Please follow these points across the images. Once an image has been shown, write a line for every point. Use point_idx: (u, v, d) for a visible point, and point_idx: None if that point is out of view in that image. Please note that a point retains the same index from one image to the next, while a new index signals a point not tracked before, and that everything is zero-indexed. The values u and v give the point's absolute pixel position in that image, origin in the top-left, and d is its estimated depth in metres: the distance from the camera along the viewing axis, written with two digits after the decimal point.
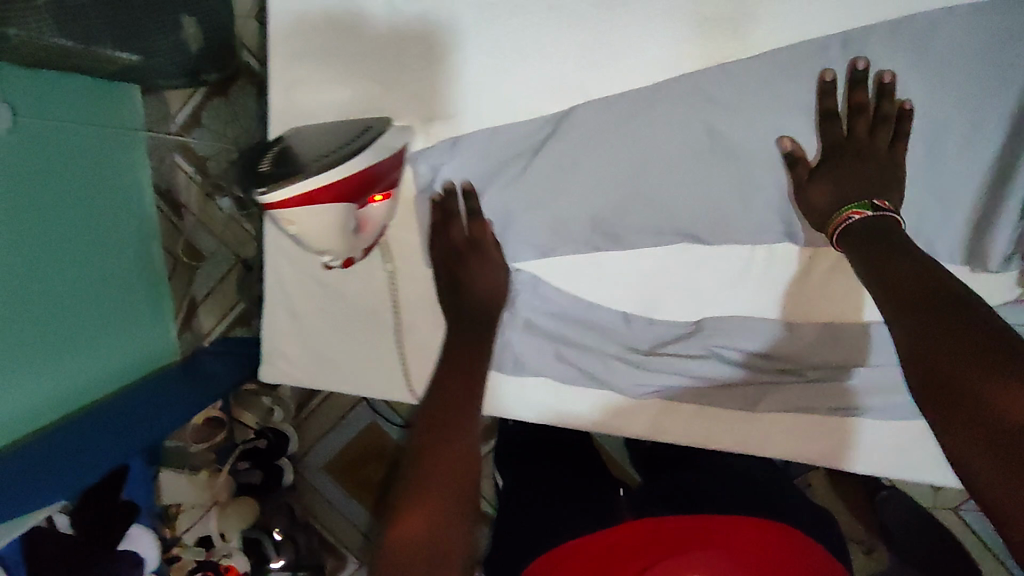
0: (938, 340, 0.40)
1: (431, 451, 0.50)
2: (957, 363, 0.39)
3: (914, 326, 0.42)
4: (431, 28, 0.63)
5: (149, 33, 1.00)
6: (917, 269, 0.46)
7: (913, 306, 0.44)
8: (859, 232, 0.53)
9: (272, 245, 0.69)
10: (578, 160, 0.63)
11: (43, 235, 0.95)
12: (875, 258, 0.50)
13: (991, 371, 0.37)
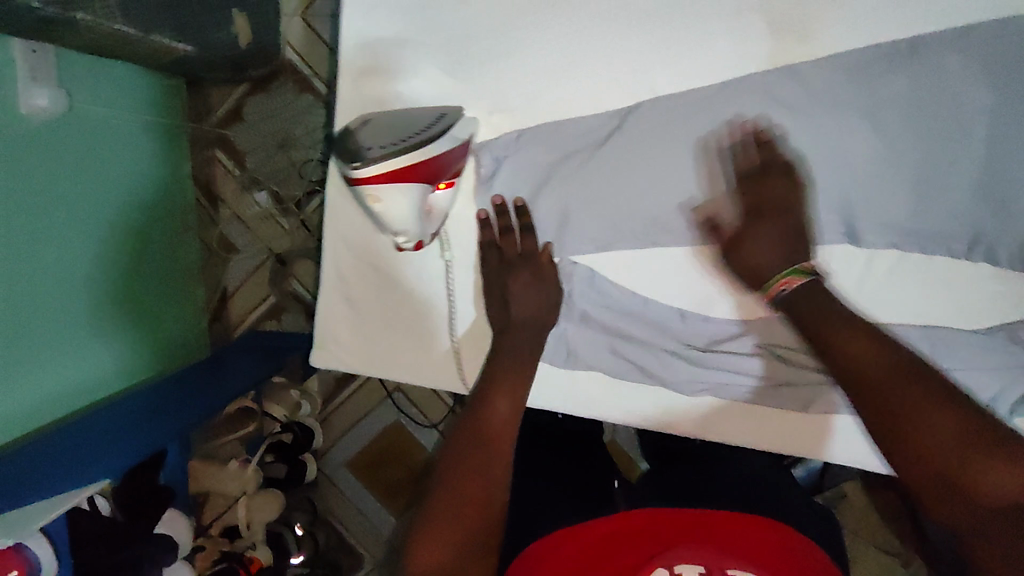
0: (916, 429, 0.46)
1: (468, 484, 0.54)
2: (955, 454, 0.45)
3: (890, 411, 0.48)
4: (502, 21, 0.64)
5: (205, 27, 1.02)
6: (880, 348, 0.51)
7: (883, 386, 0.49)
8: (802, 299, 0.57)
9: (333, 230, 0.70)
10: (642, 155, 0.63)
11: (89, 217, 0.98)
12: (825, 328, 0.54)
13: (986, 463, 0.43)
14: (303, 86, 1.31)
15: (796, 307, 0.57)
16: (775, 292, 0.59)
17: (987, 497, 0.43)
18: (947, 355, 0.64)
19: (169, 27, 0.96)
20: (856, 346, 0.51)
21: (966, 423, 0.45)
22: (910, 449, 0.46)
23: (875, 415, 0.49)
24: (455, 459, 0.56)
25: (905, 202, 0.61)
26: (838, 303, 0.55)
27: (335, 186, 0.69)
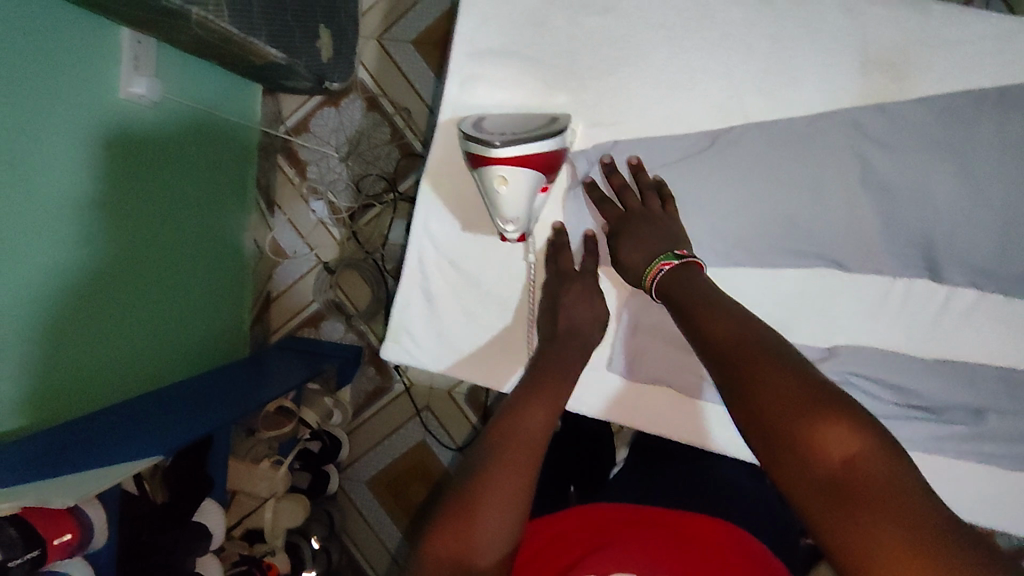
0: (756, 390, 0.45)
1: (504, 476, 0.50)
2: (785, 415, 0.43)
3: (732, 372, 0.47)
4: (609, 42, 0.67)
5: (296, 37, 1.09)
6: (735, 323, 0.50)
7: (731, 355, 0.48)
8: (672, 283, 0.58)
9: (422, 227, 0.73)
10: (735, 175, 0.66)
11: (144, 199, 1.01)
12: (691, 307, 0.54)
13: (815, 421, 0.42)
14: (372, 104, 1.37)
15: (670, 291, 0.58)
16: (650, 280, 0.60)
17: (820, 460, 0.41)
18: (1020, 397, 0.65)
19: (269, 34, 1.02)
20: (716, 319, 0.51)
21: (805, 389, 0.44)
22: (749, 411, 0.45)
23: (723, 383, 0.48)
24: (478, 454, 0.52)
25: (990, 247, 0.62)
26: (709, 286, 0.56)
27: (429, 182, 0.72)
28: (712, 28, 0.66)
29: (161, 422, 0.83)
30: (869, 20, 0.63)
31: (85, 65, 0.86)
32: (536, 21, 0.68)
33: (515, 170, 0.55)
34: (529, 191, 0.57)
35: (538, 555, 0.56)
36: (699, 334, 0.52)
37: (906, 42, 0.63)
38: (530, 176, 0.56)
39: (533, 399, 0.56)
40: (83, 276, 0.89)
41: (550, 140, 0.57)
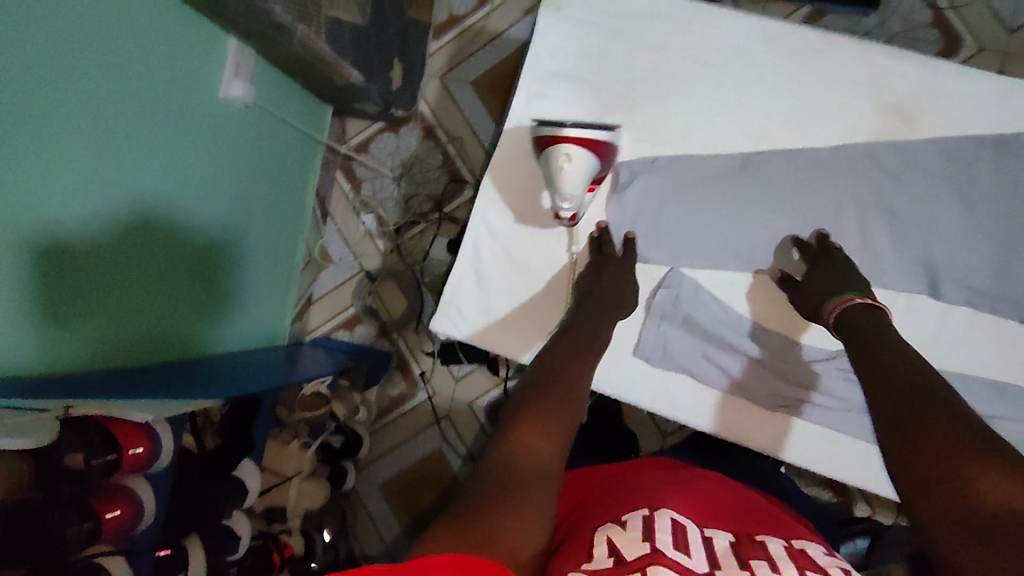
0: (921, 435, 0.46)
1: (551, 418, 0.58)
2: (946, 460, 0.43)
3: (904, 416, 0.48)
4: (660, 72, 0.78)
5: (374, 65, 1.22)
6: (913, 373, 0.53)
7: (908, 403, 0.49)
8: (856, 321, 0.63)
9: (480, 216, 0.83)
10: (759, 191, 0.76)
11: (235, 188, 1.10)
12: (870, 356, 0.58)
13: (977, 468, 0.41)
14: (428, 133, 1.51)
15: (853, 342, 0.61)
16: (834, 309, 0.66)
17: (976, 504, 0.40)
18: (1008, 407, 0.71)
19: (355, 58, 1.14)
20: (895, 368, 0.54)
21: (969, 439, 0.44)
22: (905, 453, 0.46)
23: (889, 431, 0.49)
24: (529, 400, 0.60)
25: (986, 271, 0.71)
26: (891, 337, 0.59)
27: (490, 179, 0.83)
28: (746, 69, 0.77)
29: (217, 382, 0.90)
30: (885, 71, 0.74)
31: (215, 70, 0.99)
32: (598, 52, 0.80)
33: (579, 150, 0.65)
34: (587, 172, 0.65)
35: (613, 496, 0.64)
36: (876, 379, 0.55)
37: (915, 92, 0.74)
38: (590, 158, 0.65)
39: (583, 369, 0.66)
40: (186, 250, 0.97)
41: (607, 135, 0.67)
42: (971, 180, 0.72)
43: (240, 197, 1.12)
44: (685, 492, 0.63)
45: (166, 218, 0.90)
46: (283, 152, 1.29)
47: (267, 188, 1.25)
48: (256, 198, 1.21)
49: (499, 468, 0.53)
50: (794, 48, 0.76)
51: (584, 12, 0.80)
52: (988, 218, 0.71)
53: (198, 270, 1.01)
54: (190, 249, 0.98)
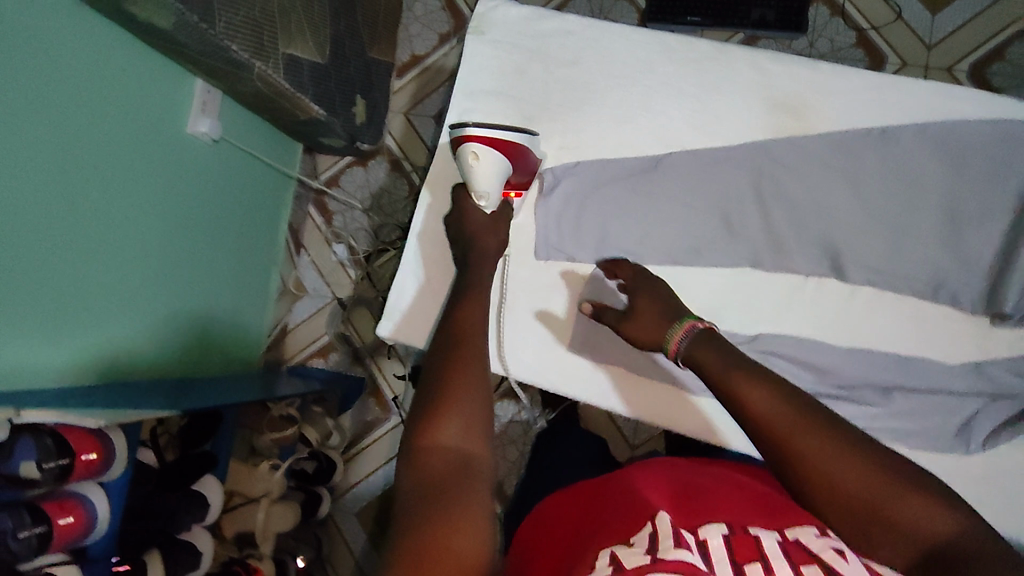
0: (824, 466, 0.47)
1: (470, 398, 0.51)
2: (864, 489, 0.46)
3: (794, 445, 0.49)
4: (575, 87, 0.86)
5: (336, 100, 1.29)
6: (770, 390, 0.52)
7: (799, 437, 0.48)
8: (700, 352, 0.60)
9: (422, 227, 0.89)
10: (671, 190, 0.81)
11: (203, 218, 1.16)
12: (729, 386, 0.54)
13: (895, 490, 0.46)
14: (394, 165, 1.58)
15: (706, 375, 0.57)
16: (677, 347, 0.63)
17: (906, 528, 0.45)
18: (918, 378, 0.75)
19: (317, 93, 1.21)
20: (761, 396, 0.52)
21: (860, 453, 0.47)
22: (816, 487, 0.47)
23: (780, 467, 0.49)
24: (439, 379, 0.52)
25: (883, 253, 0.77)
26: (737, 360, 0.57)
27: (429, 193, 0.89)
28: (653, 79, 0.84)
29: (182, 399, 0.95)
30: (777, 75, 0.82)
31: (180, 109, 1.05)
32: (517, 72, 0.87)
33: (484, 149, 0.73)
34: (495, 168, 0.74)
35: (615, 500, 0.64)
36: (737, 403, 0.53)
37: (803, 91, 0.81)
38: (495, 155, 0.74)
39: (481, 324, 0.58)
40: (152, 276, 1.03)
41: (512, 133, 0.76)
42: (864, 171, 0.78)
43: (210, 231, 1.19)
44: (683, 496, 0.63)
45: (129, 243, 0.95)
46: (255, 185, 1.36)
47: (238, 219, 1.30)
48: (227, 229, 1.26)
49: (422, 485, 0.47)
50: (695, 59, 0.84)
51: (504, 35, 0.87)
52: (878, 202, 0.77)
53: (163, 294, 1.06)
54: (156, 274, 1.03)
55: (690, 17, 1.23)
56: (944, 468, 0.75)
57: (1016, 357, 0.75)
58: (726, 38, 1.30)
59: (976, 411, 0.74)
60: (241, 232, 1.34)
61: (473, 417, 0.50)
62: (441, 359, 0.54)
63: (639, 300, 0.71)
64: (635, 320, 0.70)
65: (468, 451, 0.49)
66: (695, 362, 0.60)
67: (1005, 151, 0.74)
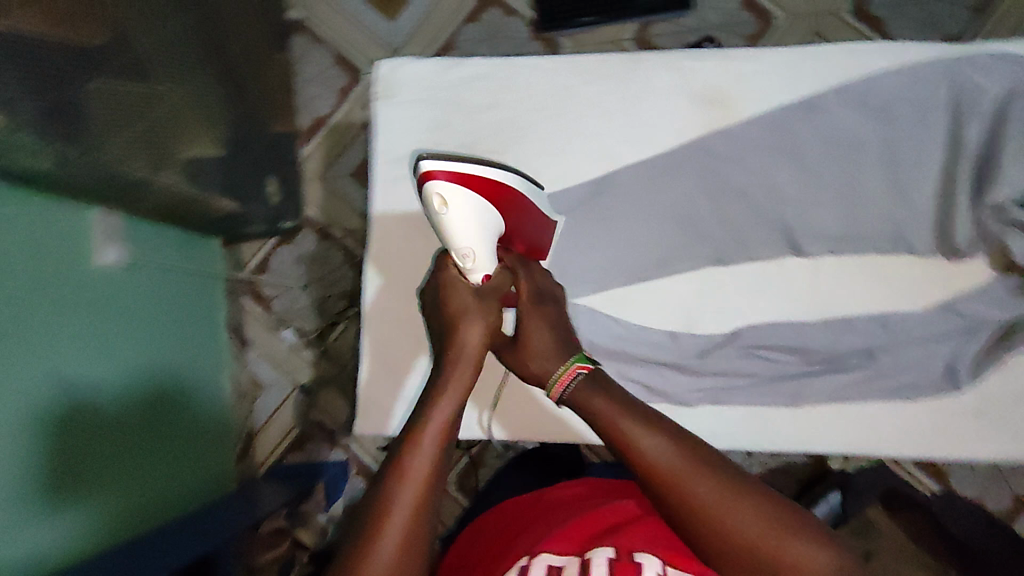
0: (714, 512, 0.49)
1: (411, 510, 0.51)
2: (752, 532, 0.48)
3: (686, 494, 0.50)
4: (498, 129, 0.84)
5: (247, 187, 1.23)
6: (660, 438, 0.53)
7: (691, 488, 0.50)
8: (586, 396, 0.60)
9: (372, 307, 0.84)
10: (615, 209, 0.81)
11: (133, 347, 1.07)
12: (618, 434, 0.55)
13: (779, 527, 0.48)
14: (323, 235, 1.49)
15: (592, 420, 0.58)
16: (562, 387, 0.62)
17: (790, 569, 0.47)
18: (900, 333, 0.76)
19: (223, 186, 1.15)
20: (652, 445, 0.53)
21: (745, 495, 0.50)
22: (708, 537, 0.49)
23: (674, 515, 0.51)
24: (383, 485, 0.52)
25: (833, 219, 0.78)
26: (620, 402, 0.57)
27: (374, 270, 0.84)
28: (574, 102, 0.84)
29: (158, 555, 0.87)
30: (691, 70, 0.83)
31: (83, 240, 0.97)
32: (438, 126, 0.85)
33: (451, 192, 0.62)
34: (467, 211, 0.63)
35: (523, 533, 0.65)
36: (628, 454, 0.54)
37: (719, 81, 0.82)
38: (466, 197, 0.63)
39: (437, 408, 0.58)
40: (96, 426, 0.94)
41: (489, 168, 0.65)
42: (794, 146, 0.79)
43: (147, 357, 1.10)
44: (596, 514, 0.63)
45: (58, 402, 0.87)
46: (184, 294, 1.29)
47: (173, 334, 1.22)
48: (165, 348, 1.18)
49: None
50: (607, 73, 0.84)
51: (415, 94, 0.85)
52: (815, 171, 0.78)
53: (115, 440, 0.98)
54: (100, 422, 0.95)
55: (579, 18, 1.31)
56: (940, 411, 0.76)
57: (981, 287, 0.76)
58: (616, 36, 1.32)
59: (961, 347, 0.75)
60: (178, 347, 1.24)
61: (422, 503, 0.52)
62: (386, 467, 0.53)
63: (526, 335, 0.67)
64: (520, 355, 0.67)
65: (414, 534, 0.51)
66: (583, 408, 0.59)
67: (912, 97, 0.78)
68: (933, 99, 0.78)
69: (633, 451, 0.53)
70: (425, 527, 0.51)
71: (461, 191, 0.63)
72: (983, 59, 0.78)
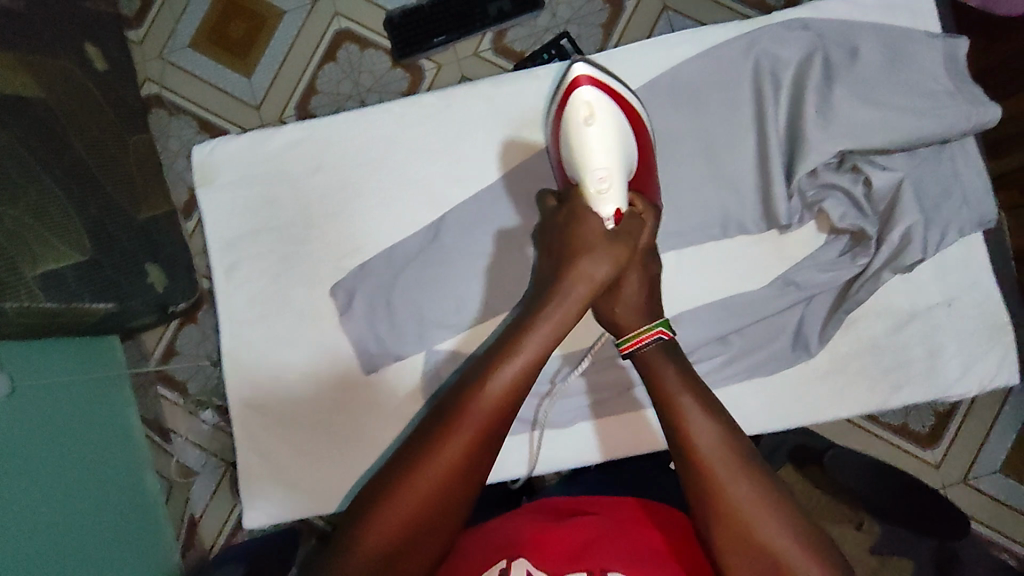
0: (744, 509, 0.57)
1: (477, 431, 0.59)
2: (771, 536, 0.56)
3: (723, 484, 0.59)
4: (327, 192, 0.84)
5: (122, 285, 1.01)
6: (712, 427, 0.61)
7: (729, 483, 0.58)
8: (653, 363, 0.66)
9: (237, 395, 0.84)
10: (456, 248, 0.82)
11: (28, 495, 0.86)
12: (675, 409, 0.62)
13: (793, 532, 0.57)
14: None
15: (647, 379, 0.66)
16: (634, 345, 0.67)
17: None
18: (743, 314, 0.78)
19: (93, 291, 0.94)
20: (703, 431, 0.61)
21: (773, 502, 0.58)
22: (728, 530, 0.57)
23: (703, 500, 0.59)
24: (460, 400, 0.61)
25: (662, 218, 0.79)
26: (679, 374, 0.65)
27: (232, 360, 0.84)
28: (397, 149, 0.84)
29: None
30: (503, 97, 0.83)
31: None
32: (267, 203, 0.84)
33: (595, 104, 0.70)
34: (611, 125, 0.70)
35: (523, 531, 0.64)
36: (676, 433, 0.62)
37: (534, 101, 0.83)
38: (609, 114, 0.70)
39: (516, 355, 0.63)
40: None
41: (626, 99, 0.73)
42: None
43: (50, 504, 0.90)
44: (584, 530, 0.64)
45: None
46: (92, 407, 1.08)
47: (87, 461, 1.01)
48: (76, 482, 0.96)
49: (407, 511, 0.57)
50: (424, 114, 0.84)
51: (236, 173, 0.85)
52: None
53: None
54: None
55: (435, 38, 1.14)
56: (798, 379, 0.79)
57: (811, 254, 0.78)
58: (476, 46, 1.18)
59: (803, 315, 0.78)
60: (102, 483, 1.04)
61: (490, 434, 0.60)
62: (450, 404, 0.61)
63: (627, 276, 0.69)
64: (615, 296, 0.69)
65: (478, 458, 0.60)
66: (643, 374, 0.67)
67: (716, 82, 0.79)
68: (735, 80, 0.79)
69: (684, 431, 0.61)
70: (486, 459, 0.60)
71: (604, 105, 0.71)
72: (776, 30, 0.78)
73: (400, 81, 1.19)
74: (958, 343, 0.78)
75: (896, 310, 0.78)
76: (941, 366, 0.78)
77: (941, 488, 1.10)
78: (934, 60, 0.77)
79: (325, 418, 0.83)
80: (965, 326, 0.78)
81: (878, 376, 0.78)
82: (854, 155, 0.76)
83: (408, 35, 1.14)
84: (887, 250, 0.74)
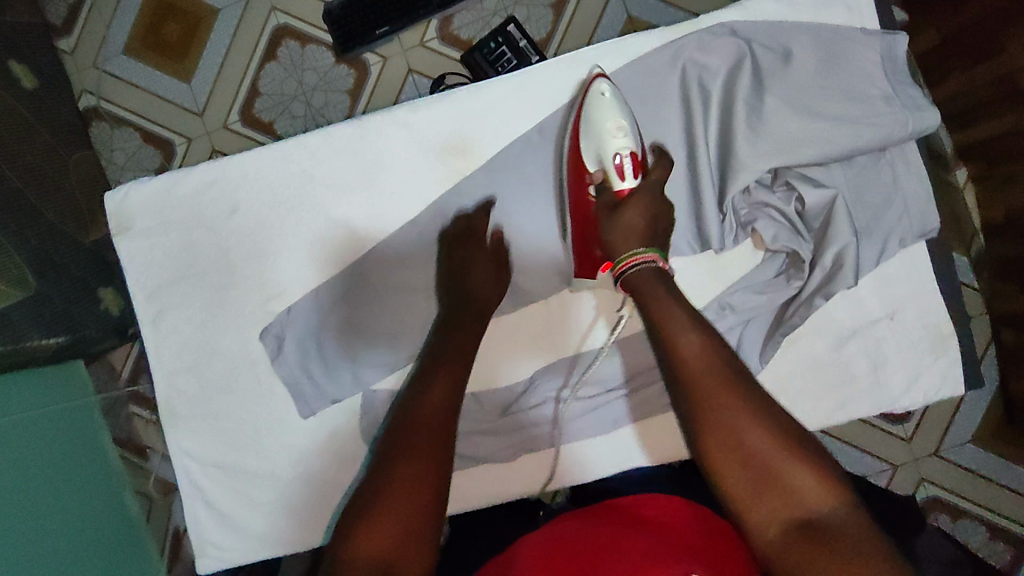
0: (738, 416, 0.53)
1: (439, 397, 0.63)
2: (767, 447, 0.51)
3: (716, 393, 0.55)
4: (248, 233, 0.80)
5: (76, 316, 0.89)
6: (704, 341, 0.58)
7: (721, 393, 0.55)
8: (644, 282, 0.65)
9: (177, 446, 0.83)
10: (385, 284, 0.80)
11: None
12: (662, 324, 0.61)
13: (791, 447, 0.51)
14: None
15: (643, 306, 0.64)
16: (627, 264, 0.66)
17: (798, 493, 0.49)
18: None
19: (39, 326, 0.82)
20: (691, 344, 0.58)
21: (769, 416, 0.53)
22: (723, 440, 0.53)
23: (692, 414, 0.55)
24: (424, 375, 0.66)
25: None
26: (673, 294, 0.63)
27: (168, 410, 0.83)
28: (316, 184, 0.80)
29: None
30: (421, 123, 0.80)
31: None
32: (186, 248, 0.81)
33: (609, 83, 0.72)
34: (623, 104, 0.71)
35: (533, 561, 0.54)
36: (666, 347, 0.60)
37: (453, 126, 0.80)
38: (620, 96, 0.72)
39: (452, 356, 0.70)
40: None
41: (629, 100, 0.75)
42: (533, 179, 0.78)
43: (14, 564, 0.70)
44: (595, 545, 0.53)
45: None
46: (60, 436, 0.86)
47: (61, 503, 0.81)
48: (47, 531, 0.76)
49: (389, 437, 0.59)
50: (340, 145, 0.80)
51: (152, 218, 0.81)
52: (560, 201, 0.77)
53: None
54: None
55: (379, 29, 0.96)
56: None
57: (748, 272, 0.75)
58: (421, 36, 1.02)
59: (740, 338, 0.75)
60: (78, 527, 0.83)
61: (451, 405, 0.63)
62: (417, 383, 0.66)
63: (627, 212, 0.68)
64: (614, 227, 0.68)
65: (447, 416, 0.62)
66: (635, 295, 0.65)
67: (640, 97, 0.75)
68: (659, 94, 0.75)
69: (675, 342, 0.59)
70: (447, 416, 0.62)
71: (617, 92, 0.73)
72: (701, 37, 0.74)
73: (346, 80, 1.02)
74: (902, 353, 0.76)
75: (838, 325, 0.76)
76: (887, 377, 0.76)
77: (913, 461, 1.03)
78: (870, 61, 0.73)
79: (269, 462, 0.82)
80: (910, 335, 0.76)
81: (825, 392, 0.76)
82: (789, 171, 0.72)
83: (349, 25, 0.97)
84: (820, 274, 0.72)
